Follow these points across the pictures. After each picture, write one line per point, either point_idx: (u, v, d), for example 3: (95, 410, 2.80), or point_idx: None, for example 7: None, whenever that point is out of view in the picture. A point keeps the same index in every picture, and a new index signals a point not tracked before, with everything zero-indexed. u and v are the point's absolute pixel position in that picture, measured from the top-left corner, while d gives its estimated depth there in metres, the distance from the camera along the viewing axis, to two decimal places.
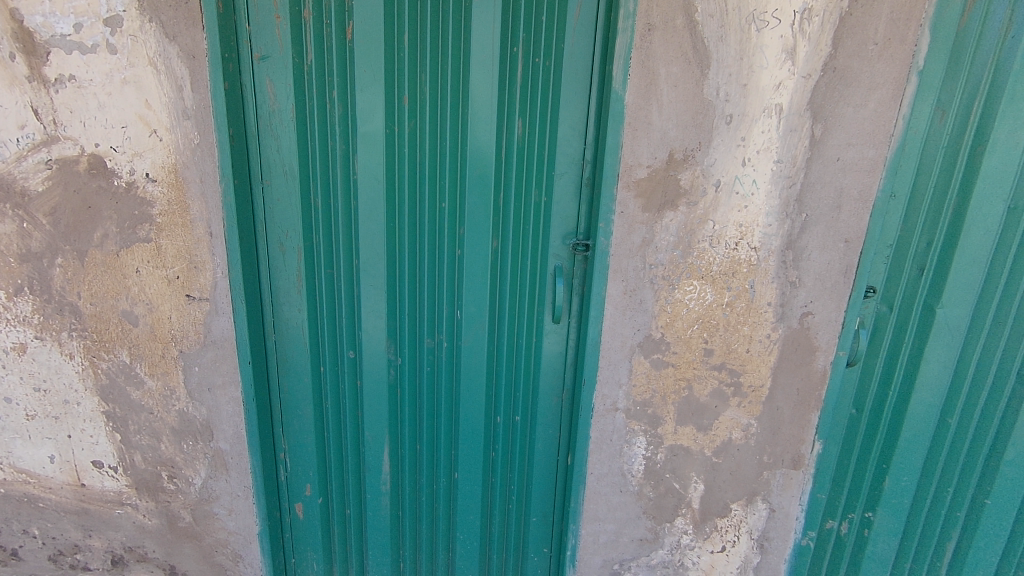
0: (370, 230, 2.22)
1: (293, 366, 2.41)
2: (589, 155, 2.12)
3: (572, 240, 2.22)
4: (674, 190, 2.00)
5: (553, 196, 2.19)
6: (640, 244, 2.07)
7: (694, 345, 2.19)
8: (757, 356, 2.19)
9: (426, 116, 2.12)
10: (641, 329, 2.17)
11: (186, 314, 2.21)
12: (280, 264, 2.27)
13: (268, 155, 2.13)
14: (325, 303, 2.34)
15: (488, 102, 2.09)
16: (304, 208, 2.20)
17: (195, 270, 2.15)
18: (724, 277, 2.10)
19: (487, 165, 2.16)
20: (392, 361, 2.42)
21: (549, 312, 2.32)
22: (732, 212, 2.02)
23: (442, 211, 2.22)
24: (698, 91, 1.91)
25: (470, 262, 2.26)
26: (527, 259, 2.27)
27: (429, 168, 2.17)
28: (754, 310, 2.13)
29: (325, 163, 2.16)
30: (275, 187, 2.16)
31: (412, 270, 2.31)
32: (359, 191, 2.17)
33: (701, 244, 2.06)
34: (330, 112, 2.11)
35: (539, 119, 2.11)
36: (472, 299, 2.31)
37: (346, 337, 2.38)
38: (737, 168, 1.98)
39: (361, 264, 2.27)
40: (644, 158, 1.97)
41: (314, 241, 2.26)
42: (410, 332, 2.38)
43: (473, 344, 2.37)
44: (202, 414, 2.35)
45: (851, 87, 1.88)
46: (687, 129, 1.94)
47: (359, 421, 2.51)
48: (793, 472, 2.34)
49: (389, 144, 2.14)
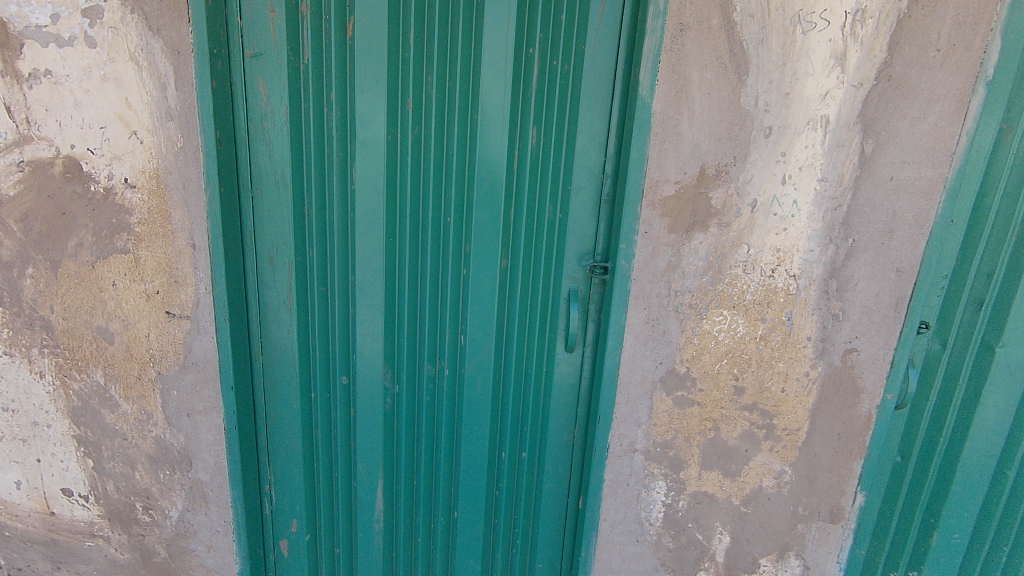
0: (367, 246, 2.04)
1: (281, 391, 2.22)
2: (610, 168, 1.93)
3: (589, 261, 2.02)
4: (705, 209, 1.80)
5: (568, 212, 1.99)
6: (664, 268, 1.86)
7: (722, 382, 1.97)
8: (793, 397, 1.96)
9: (431, 121, 1.94)
10: (663, 363, 1.95)
11: (164, 332, 2.03)
12: (269, 279, 2.08)
13: (258, 162, 1.95)
14: (317, 322, 2.15)
15: (500, 108, 1.91)
16: (296, 220, 2.02)
17: (176, 285, 1.98)
18: (758, 307, 1.88)
19: (496, 176, 1.97)
20: (389, 388, 2.22)
21: (561, 340, 2.11)
22: (769, 235, 1.81)
23: (446, 226, 2.03)
24: (734, 100, 1.71)
25: (476, 282, 2.07)
26: (538, 281, 2.07)
27: (434, 179, 1.99)
28: (791, 344, 1.91)
29: (321, 170, 1.98)
30: (266, 196, 1.99)
31: (412, 290, 2.11)
32: (357, 203, 1.99)
33: (733, 270, 1.85)
34: (327, 115, 1.93)
35: (555, 128, 1.93)
36: (476, 323, 2.11)
37: (339, 360, 2.18)
38: (776, 187, 1.77)
39: (357, 282, 2.08)
40: (672, 173, 1.77)
41: (306, 256, 2.08)
42: (409, 357, 2.18)
43: (477, 373, 2.16)
44: (179, 442, 2.16)
45: (908, 99, 1.67)
46: (721, 142, 1.74)
47: (351, 452, 2.30)
48: (831, 526, 2.10)
49: (391, 152, 1.96)
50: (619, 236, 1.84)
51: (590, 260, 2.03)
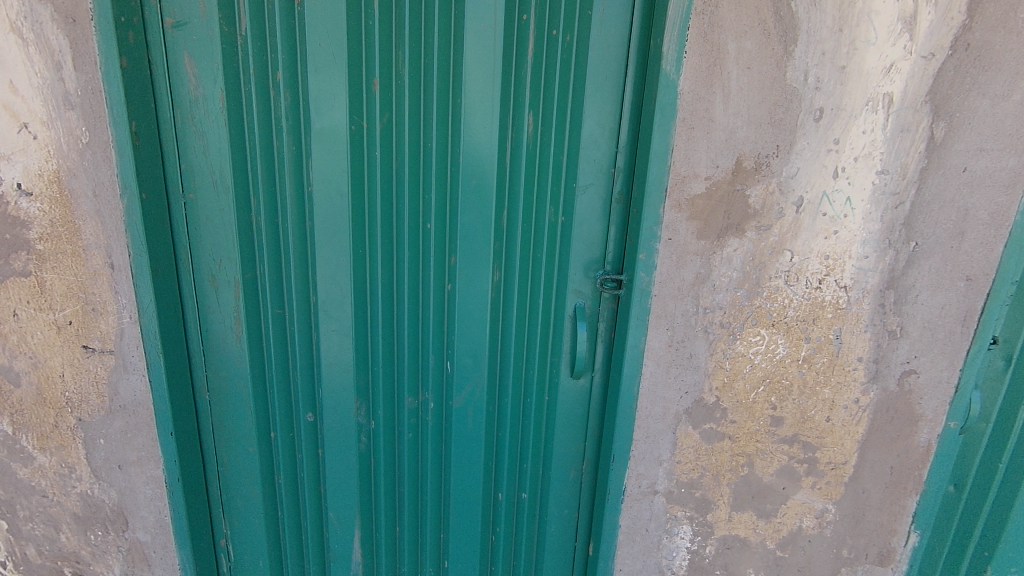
0: (331, 260, 1.68)
1: (234, 433, 1.86)
2: (622, 162, 1.62)
3: (598, 273, 1.70)
4: (741, 210, 1.48)
5: (573, 215, 1.66)
6: (692, 281, 1.54)
7: (758, 412, 1.67)
8: (839, 427, 1.68)
9: (404, 107, 1.58)
10: (689, 393, 1.65)
11: (83, 371, 1.66)
12: (212, 302, 1.72)
13: (190, 159, 1.58)
14: (273, 352, 1.79)
15: (488, 90, 1.57)
16: (242, 231, 1.66)
17: (93, 314, 1.60)
18: (802, 325, 1.58)
19: (485, 172, 1.63)
20: (363, 425, 1.87)
21: (564, 365, 1.80)
22: (816, 239, 1.50)
23: (425, 234, 1.69)
24: (779, 76, 1.39)
25: (464, 300, 1.73)
26: (537, 297, 1.75)
27: (409, 177, 1.63)
28: (839, 367, 1.62)
29: (271, 170, 1.62)
30: (202, 201, 1.62)
31: (388, 310, 1.76)
32: (316, 208, 1.63)
33: (773, 282, 1.54)
34: (275, 101, 1.56)
35: (555, 115, 1.59)
36: (465, 349, 1.79)
37: (302, 395, 1.83)
38: (827, 181, 1.46)
39: (320, 303, 1.73)
40: (702, 166, 1.45)
41: (257, 273, 1.71)
42: (386, 390, 1.84)
43: (468, 405, 1.84)
44: (111, 498, 1.79)
45: (990, 72, 1.37)
46: (762, 128, 1.43)
47: (321, 500, 1.96)
48: (879, 569, 1.82)
49: (355, 145, 1.60)
50: (638, 244, 1.52)
51: (600, 271, 1.72)
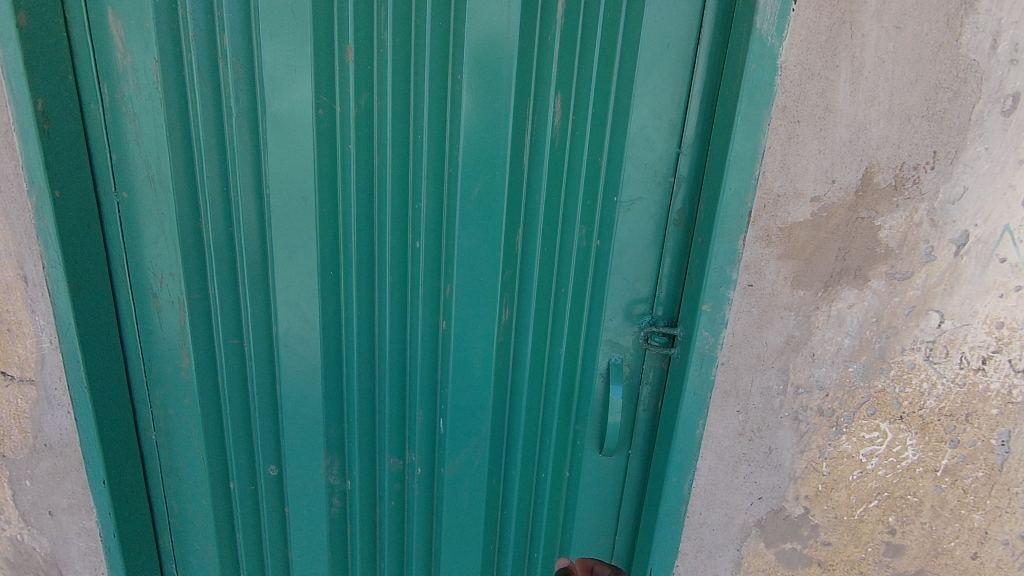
0: (292, 282, 1.31)
1: (185, 483, 1.53)
2: (686, 170, 1.17)
3: (644, 321, 1.28)
4: (864, 247, 0.98)
5: (611, 239, 1.22)
6: (780, 347, 1.05)
7: (865, 536, 1.16)
8: (993, 569, 1.13)
9: (388, 84, 1.17)
10: (764, 500, 1.17)
11: (3, 401, 1.38)
12: (156, 326, 1.38)
13: (123, 148, 1.25)
14: (228, 392, 1.42)
15: (500, 63, 1.14)
16: (187, 239, 1.30)
17: (9, 336, 1.32)
18: (948, 422, 1.06)
19: (493, 176, 1.20)
20: (335, 487, 1.50)
21: (591, 433, 1.37)
22: (985, 297, 0.97)
23: (413, 255, 1.29)
24: (948, 41, 0.88)
25: (463, 343, 1.33)
26: (558, 344, 1.32)
27: (394, 179, 1.23)
28: (1003, 487, 1.08)
29: (222, 163, 1.25)
30: (139, 201, 1.28)
31: (369, 348, 1.38)
32: (274, 214, 1.26)
33: (907, 358, 1.03)
34: (223, 73, 1.19)
35: (592, 98, 1.15)
36: (461, 404, 1.38)
37: (263, 447, 1.46)
38: (1013, 209, 0.92)
39: (281, 335, 1.35)
40: (809, 180, 0.95)
41: (208, 293, 1.36)
42: (363, 446, 1.46)
43: (465, 473, 1.43)
44: (43, 547, 1.52)
45: None
46: (910, 123, 0.92)
47: (288, 567, 1.60)
48: None
49: (324, 135, 1.21)
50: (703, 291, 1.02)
51: (646, 316, 1.28)
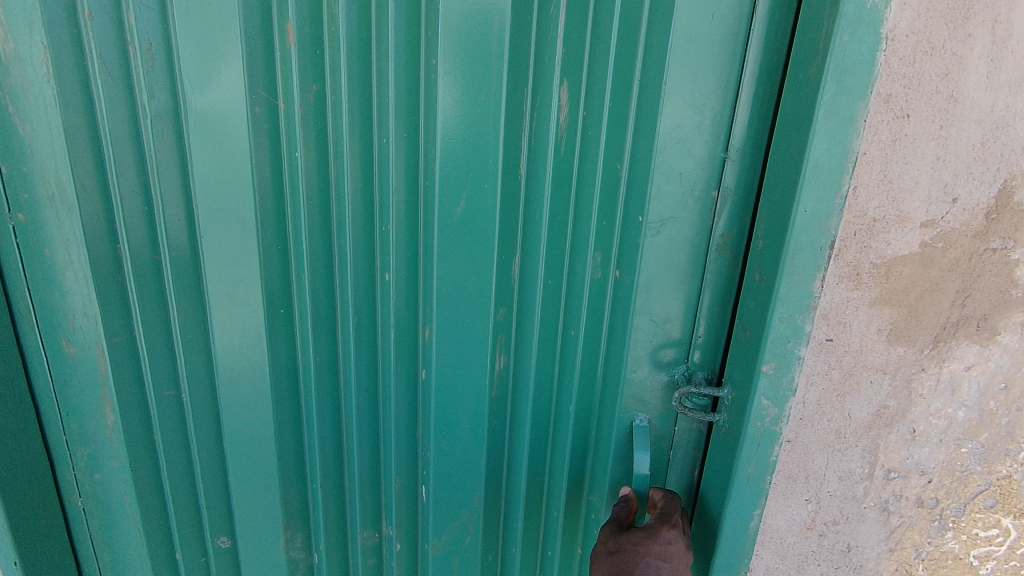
0: (237, 327, 1.04)
1: (119, 563, 1.25)
2: (733, 181, 0.91)
3: (678, 374, 1.02)
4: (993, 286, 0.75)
5: (633, 269, 0.97)
6: (871, 421, 0.81)
7: None
8: None
9: (345, 74, 0.91)
10: None
11: None
12: (75, 379, 1.09)
13: (13, 157, 0.94)
14: (169, 458, 1.13)
15: (488, 43, 0.86)
16: (101, 274, 0.99)
17: None
18: None
19: (483, 191, 0.93)
20: (299, 563, 1.23)
21: (607, 505, 1.14)
22: None
23: (385, 293, 1.03)
24: None
25: (449, 399, 1.06)
26: (566, 395, 1.08)
27: (360, 198, 0.97)
28: None
29: (139, 177, 0.96)
30: (38, 225, 0.98)
31: (333, 399, 1.11)
32: (207, 242, 0.98)
33: None
34: (135, 61, 0.90)
35: (609, 89, 0.90)
36: (447, 471, 1.11)
37: (211, 521, 1.18)
38: None
39: (227, 392, 1.08)
40: (921, 197, 0.72)
41: (136, 340, 1.05)
42: (331, 514, 1.20)
43: (456, 548, 1.18)
44: None
45: None
46: None
47: None
48: None
49: (267, 140, 0.94)
50: (763, 348, 0.74)
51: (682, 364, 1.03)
